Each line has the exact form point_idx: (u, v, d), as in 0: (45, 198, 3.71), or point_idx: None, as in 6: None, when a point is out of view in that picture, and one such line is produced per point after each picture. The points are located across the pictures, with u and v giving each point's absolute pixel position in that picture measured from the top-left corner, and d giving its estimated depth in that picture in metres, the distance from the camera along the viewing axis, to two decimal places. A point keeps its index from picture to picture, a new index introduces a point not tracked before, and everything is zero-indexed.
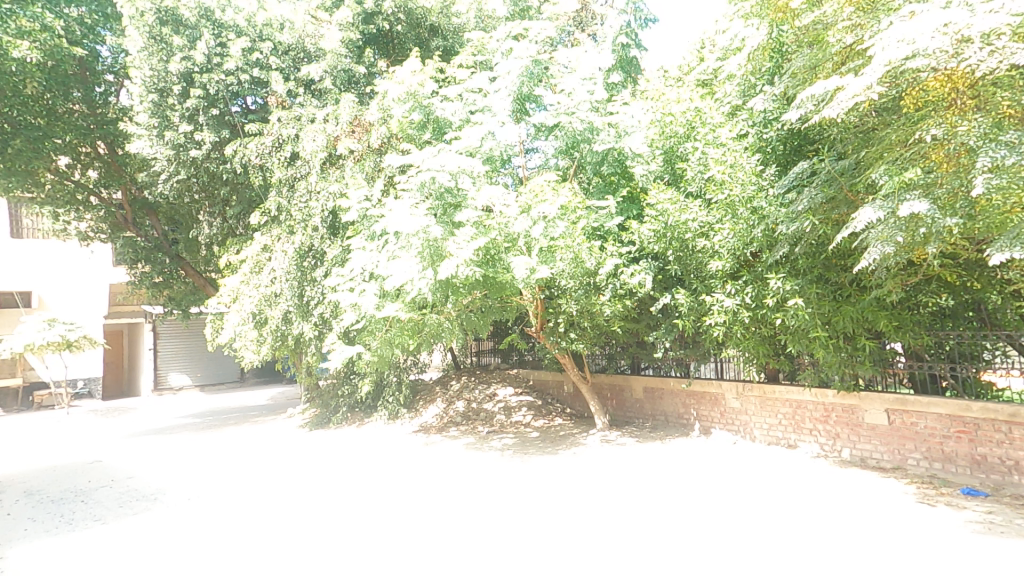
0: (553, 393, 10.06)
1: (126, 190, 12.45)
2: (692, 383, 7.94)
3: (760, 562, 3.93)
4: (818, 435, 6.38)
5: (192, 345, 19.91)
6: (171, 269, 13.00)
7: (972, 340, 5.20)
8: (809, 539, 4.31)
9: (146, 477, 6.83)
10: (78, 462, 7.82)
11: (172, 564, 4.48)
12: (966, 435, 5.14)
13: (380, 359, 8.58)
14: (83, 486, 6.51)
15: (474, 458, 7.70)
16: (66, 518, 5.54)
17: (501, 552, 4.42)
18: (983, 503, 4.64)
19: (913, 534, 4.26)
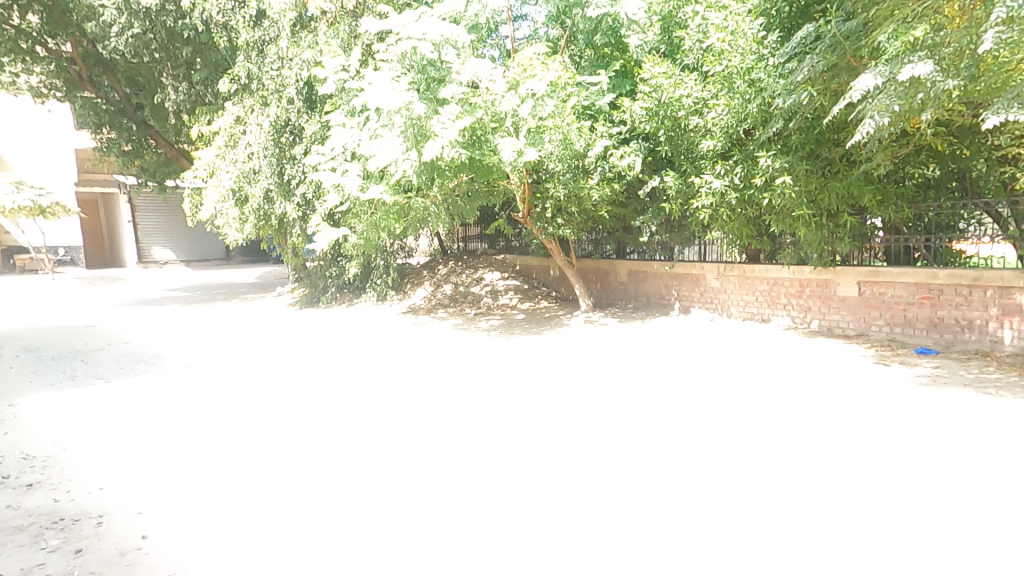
0: (538, 277, 10.31)
1: (76, 41, 11.39)
2: (675, 265, 8.14)
3: (724, 424, 4.30)
4: (791, 309, 6.69)
5: (172, 221, 19.59)
6: (140, 137, 12.46)
7: (952, 209, 5.32)
8: (770, 402, 4.71)
9: (143, 343, 7.05)
10: (73, 325, 8.01)
11: (179, 428, 4.76)
12: (928, 301, 5.44)
13: (367, 243, 8.55)
14: (81, 347, 6.72)
15: (461, 337, 8.03)
16: (70, 374, 5.79)
17: (488, 421, 4.75)
18: (932, 362, 5.06)
19: (865, 392, 4.68)
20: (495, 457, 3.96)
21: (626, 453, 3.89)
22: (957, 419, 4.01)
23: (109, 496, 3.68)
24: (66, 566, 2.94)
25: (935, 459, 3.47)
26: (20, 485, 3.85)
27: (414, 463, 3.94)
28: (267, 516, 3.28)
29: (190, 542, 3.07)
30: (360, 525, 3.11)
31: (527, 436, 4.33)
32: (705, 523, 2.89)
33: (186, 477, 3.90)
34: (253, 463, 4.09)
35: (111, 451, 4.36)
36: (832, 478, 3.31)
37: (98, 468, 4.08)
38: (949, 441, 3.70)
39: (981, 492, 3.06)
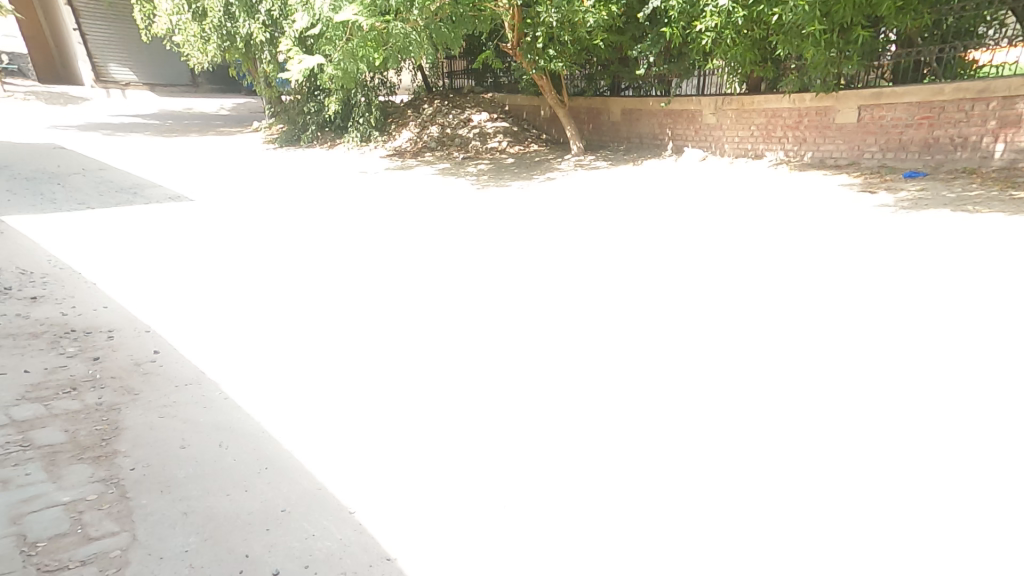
0: (528, 119, 9.86)
1: None
2: (671, 101, 7.75)
3: (699, 262, 4.51)
4: (785, 143, 6.54)
5: (126, 37, 17.70)
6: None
7: (975, 9, 5.04)
8: (751, 241, 4.85)
9: (118, 172, 6.80)
10: (38, 146, 7.59)
11: (172, 261, 4.84)
12: (927, 121, 5.32)
13: (345, 75, 7.92)
14: (54, 171, 6.46)
15: (447, 185, 7.87)
16: (49, 198, 5.65)
17: (475, 263, 4.92)
18: (914, 186, 5.11)
19: (845, 225, 4.80)
20: (480, 296, 4.19)
21: (604, 291, 4.13)
22: (924, 244, 4.19)
23: (114, 315, 3.85)
24: (87, 368, 3.16)
25: (895, 284, 3.71)
26: (23, 296, 3.95)
27: (404, 300, 4.18)
28: (270, 344, 3.54)
29: (200, 360, 3.32)
30: (359, 353, 3.40)
31: (512, 277, 4.54)
32: (671, 353, 3.22)
33: (187, 304, 4.08)
34: (250, 296, 4.28)
35: (107, 275, 4.45)
36: (791, 307, 3.60)
37: (97, 290, 4.20)
38: (912, 266, 3.91)
39: (927, 312, 3.35)
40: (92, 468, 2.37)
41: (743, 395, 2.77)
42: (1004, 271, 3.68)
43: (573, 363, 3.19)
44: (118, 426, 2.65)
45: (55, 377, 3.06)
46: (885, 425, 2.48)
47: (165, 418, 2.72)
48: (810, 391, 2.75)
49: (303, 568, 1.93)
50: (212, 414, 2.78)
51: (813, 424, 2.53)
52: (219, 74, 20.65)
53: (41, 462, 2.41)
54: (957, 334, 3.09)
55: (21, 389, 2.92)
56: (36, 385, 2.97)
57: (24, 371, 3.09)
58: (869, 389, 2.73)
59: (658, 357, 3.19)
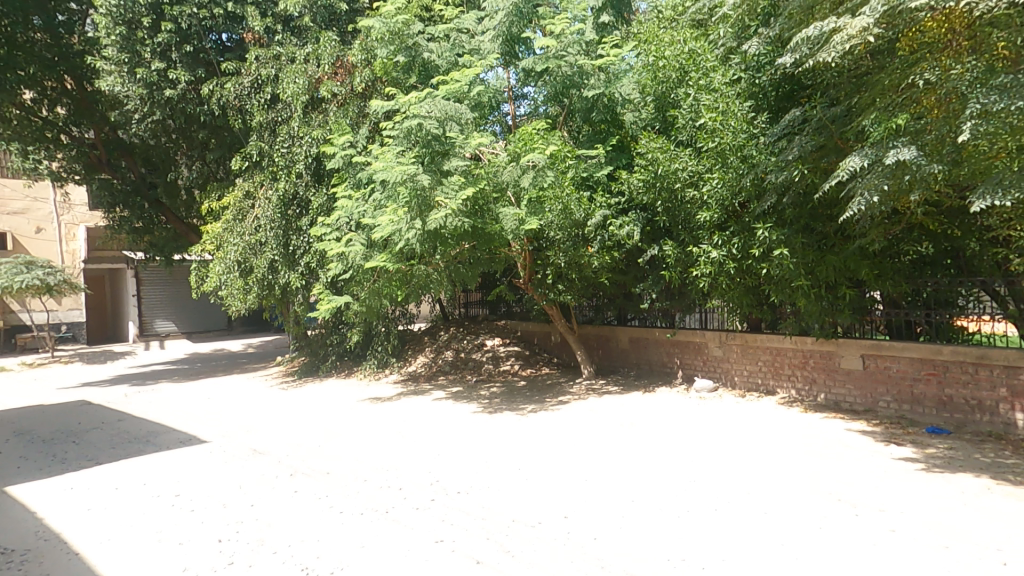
0: (539, 343, 10.29)
1: (98, 129, 12.03)
2: (677, 332, 8.16)
3: (737, 511, 4.11)
4: (796, 382, 6.65)
5: (176, 294, 20.12)
6: (151, 215, 12.85)
7: (949, 286, 5.37)
8: (781, 483, 4.55)
9: (135, 421, 7.00)
10: (65, 406, 7.99)
11: (169, 511, 4.58)
12: (934, 376, 5.43)
13: (369, 309, 8.59)
14: (73, 428, 6.67)
15: (448, 411, 7.82)
16: (59, 457, 5.69)
17: (494, 503, 4.60)
18: (944, 444, 4.93)
19: (880, 473, 4.55)
20: (497, 551, 3.78)
21: (629, 543, 3.74)
22: (984, 512, 3.82)
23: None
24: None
25: (967, 560, 3.27)
26: None
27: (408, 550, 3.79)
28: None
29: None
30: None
31: (533, 523, 4.14)
32: None
33: (167, 570, 3.69)
34: (241, 552, 3.90)
35: (91, 542, 4.13)
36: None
37: (77, 561, 3.85)
38: (977, 537, 3.52)
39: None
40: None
41: None
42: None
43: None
44: None
45: None
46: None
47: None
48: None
49: None
50: None
51: None
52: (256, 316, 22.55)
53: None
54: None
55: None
56: None
57: None
58: None
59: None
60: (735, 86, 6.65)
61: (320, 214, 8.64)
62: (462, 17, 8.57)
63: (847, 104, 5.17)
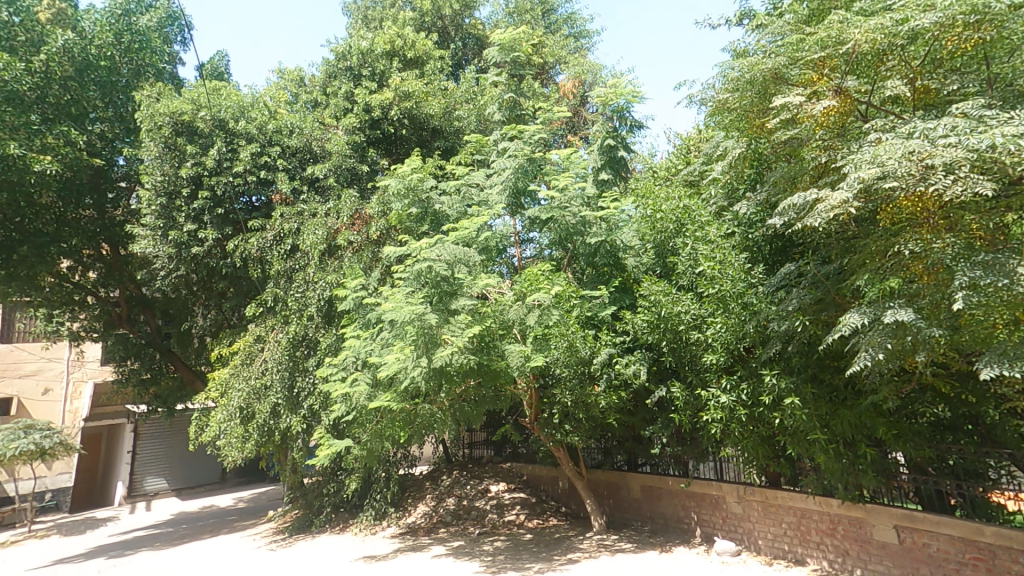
0: (547, 490, 9.74)
1: (124, 288, 13.01)
2: (692, 483, 7.72)
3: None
4: (826, 550, 6.14)
5: (171, 448, 19.94)
6: (160, 365, 13.29)
7: (975, 457, 5.08)
8: None
9: None
10: None
11: None
12: (982, 563, 4.92)
13: (369, 453, 8.31)
14: None
15: (447, 569, 7.15)
16: None
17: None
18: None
19: None
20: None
21: None
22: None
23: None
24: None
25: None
26: None
27: None
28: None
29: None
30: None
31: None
32: None
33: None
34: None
35: None
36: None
37: None
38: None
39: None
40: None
41: None
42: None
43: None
44: None
45: None
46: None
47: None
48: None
49: None
50: None
51: None
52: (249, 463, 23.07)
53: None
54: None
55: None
56: None
57: None
58: None
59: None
60: (730, 239, 7.03)
61: (327, 354, 8.78)
62: (472, 175, 9.48)
63: (839, 263, 5.44)
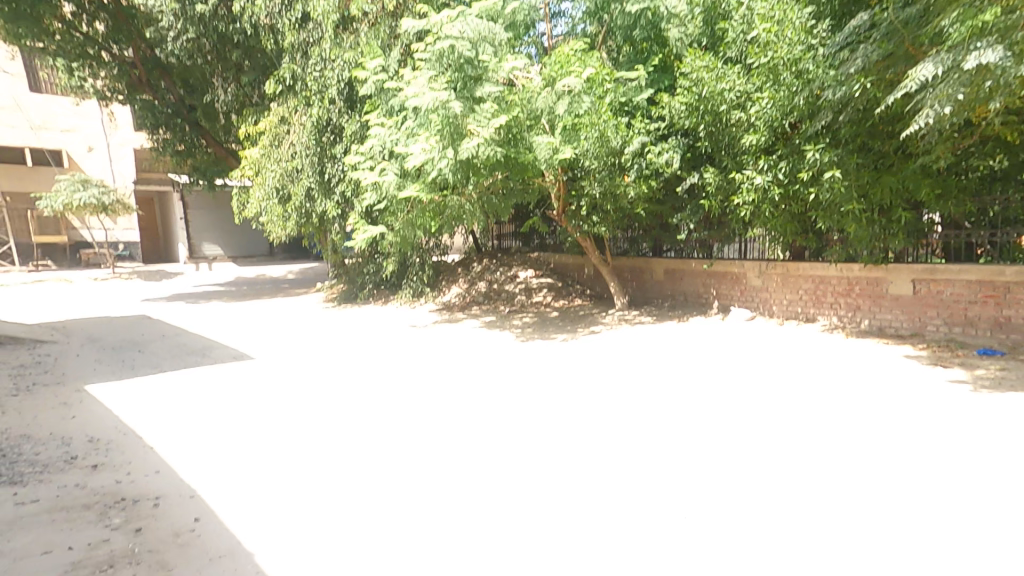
0: (574, 276, 10.40)
1: (137, 47, 12.41)
2: (715, 262, 8.13)
3: (705, 425, 4.72)
4: (838, 309, 6.67)
5: (225, 219, 22.39)
6: (191, 138, 13.40)
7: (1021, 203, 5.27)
8: (797, 415, 4.70)
9: (190, 335, 8.18)
10: (134, 317, 9.51)
11: (223, 433, 5.15)
12: (993, 299, 5.43)
13: (403, 240, 8.71)
14: (139, 339, 7.95)
15: (482, 335, 8.24)
16: (128, 363, 6.85)
17: (512, 413, 5.34)
18: (911, 371, 5.27)
19: (909, 410, 4.57)
20: (490, 456, 4.41)
21: (652, 464, 4.06)
22: (928, 428, 4.22)
23: (161, 483, 4.38)
24: (126, 542, 3.59)
25: (935, 472, 3.59)
26: (84, 465, 4.57)
27: (448, 475, 4.12)
28: (301, 504, 3.87)
29: (224, 526, 3.70)
30: (354, 522, 3.55)
31: (544, 445, 4.54)
32: (715, 517, 3.29)
33: (236, 463, 4.64)
34: (275, 457, 4.70)
35: (164, 441, 5.07)
36: (789, 475, 3.71)
37: (152, 456, 4.78)
38: (949, 458, 3.75)
39: (952, 499, 3.28)
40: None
41: None
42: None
43: (569, 530, 3.26)
44: None
45: (96, 551, 3.46)
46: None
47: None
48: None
49: None
50: None
51: None
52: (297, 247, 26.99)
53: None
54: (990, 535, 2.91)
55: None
56: (78, 562, 3.36)
57: (68, 547, 3.53)
58: None
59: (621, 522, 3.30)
60: None
61: (352, 141, 8.69)
62: None
63: (925, 2, 4.59)
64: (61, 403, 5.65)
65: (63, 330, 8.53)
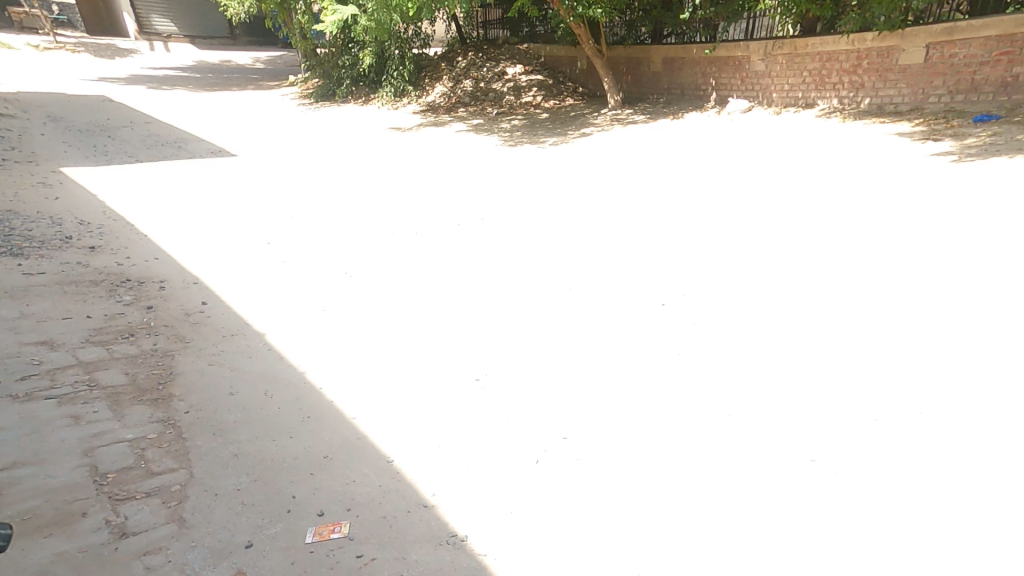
0: (565, 70, 10.44)
1: None
2: (718, 48, 8.49)
3: (677, 237, 5.26)
4: (840, 89, 7.37)
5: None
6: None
7: None
8: (756, 227, 5.21)
9: (159, 126, 8.10)
10: (92, 103, 9.16)
11: (226, 231, 5.49)
12: (1006, 57, 5.98)
13: (379, 27, 7.93)
14: (106, 125, 7.83)
15: (464, 143, 8.53)
16: (101, 149, 6.85)
17: (506, 228, 5.85)
18: (879, 175, 5.62)
19: (857, 213, 5.09)
20: (480, 268, 5.01)
21: (623, 275, 4.69)
22: (871, 233, 4.71)
23: (160, 267, 4.71)
24: (141, 317, 4.01)
25: (861, 277, 4.17)
26: (83, 246, 4.73)
27: (447, 285, 4.72)
28: (312, 303, 4.44)
29: (237, 317, 4.19)
30: (360, 322, 4.19)
31: (528, 260, 5.11)
32: (683, 327, 3.89)
33: (236, 259, 5.03)
34: (277, 257, 5.17)
35: (153, 230, 5.27)
36: (738, 286, 4.31)
37: (146, 243, 5.02)
38: (876, 261, 4.33)
39: (851, 297, 3.96)
40: (149, 411, 3.14)
41: (726, 388, 3.24)
42: (969, 255, 4.17)
43: (545, 334, 3.94)
44: (171, 372, 3.48)
45: (114, 323, 3.89)
46: (768, 418, 2.98)
47: (212, 369, 3.54)
48: (723, 368, 3.41)
49: (346, 509, 2.58)
50: (240, 380, 3.45)
51: (793, 430, 2.88)
52: (254, 26, 24.60)
53: (105, 401, 3.18)
54: (870, 326, 3.63)
55: (27, 357, 3.44)
56: (99, 329, 3.80)
57: (88, 316, 3.92)
58: (839, 387, 3.15)
59: (588, 329, 3.96)
60: None
61: None
62: None
63: None
64: (42, 183, 5.68)
65: (20, 108, 8.19)
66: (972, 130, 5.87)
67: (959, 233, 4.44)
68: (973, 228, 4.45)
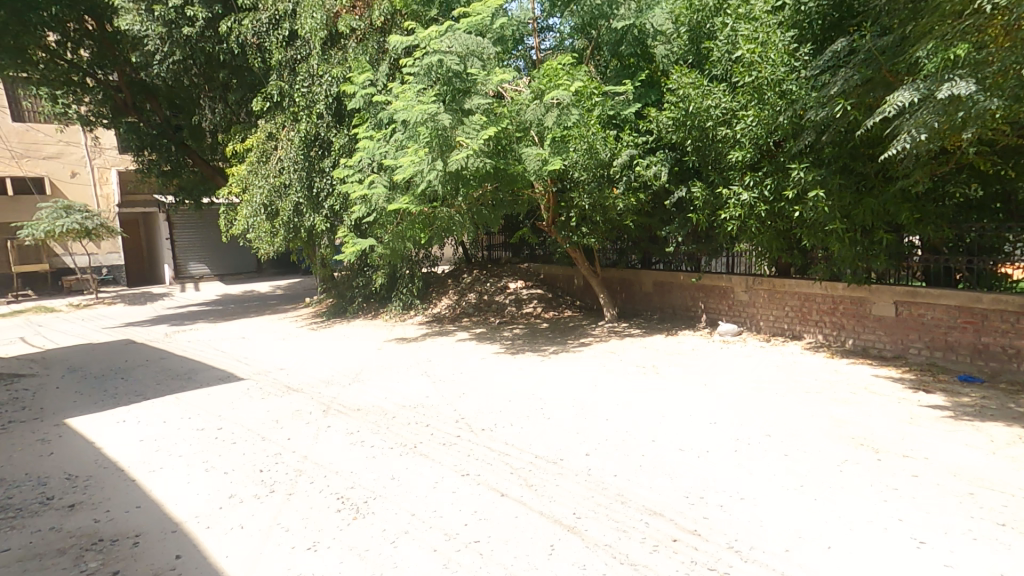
0: (562, 285, 11.31)
1: (121, 71, 14.51)
2: (704, 277, 9.31)
3: (681, 461, 5.15)
4: (823, 326, 7.87)
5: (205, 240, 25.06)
6: (178, 158, 15.48)
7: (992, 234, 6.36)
8: (762, 459, 5.11)
9: (173, 360, 8.57)
10: (113, 347, 9.84)
11: (220, 464, 5.35)
12: (971, 325, 6.44)
13: (393, 252, 8.88)
14: (118, 367, 8.27)
15: (465, 351, 8.85)
16: (110, 391, 7.15)
17: (509, 440, 5.77)
18: (876, 418, 5.69)
19: (863, 456, 5.00)
20: (480, 489, 4.79)
21: (631, 503, 4.44)
22: (884, 484, 4.54)
23: (140, 518, 4.46)
24: None
25: (882, 532, 3.91)
26: (61, 506, 4.58)
27: (444, 509, 4.47)
28: (297, 539, 4.13)
29: (213, 568, 3.82)
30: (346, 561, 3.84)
31: (532, 479, 4.91)
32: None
33: (223, 496, 4.81)
34: (267, 487, 4.96)
35: (143, 473, 5.17)
36: (752, 526, 4.05)
37: (131, 490, 4.86)
38: (896, 515, 4.10)
39: (878, 556, 3.66)
40: None
41: None
42: (994, 521, 3.94)
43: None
44: None
45: None
46: None
47: None
48: None
49: None
50: None
51: None
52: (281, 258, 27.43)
53: None
54: None
55: None
56: None
57: None
58: None
59: (596, 569, 3.63)
60: (778, 15, 7.18)
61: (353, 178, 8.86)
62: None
63: (899, 34, 5.46)
64: (40, 438, 5.78)
65: (42, 365, 8.74)
66: (961, 389, 6.06)
67: (979, 501, 4.21)
68: (994, 497, 4.24)
